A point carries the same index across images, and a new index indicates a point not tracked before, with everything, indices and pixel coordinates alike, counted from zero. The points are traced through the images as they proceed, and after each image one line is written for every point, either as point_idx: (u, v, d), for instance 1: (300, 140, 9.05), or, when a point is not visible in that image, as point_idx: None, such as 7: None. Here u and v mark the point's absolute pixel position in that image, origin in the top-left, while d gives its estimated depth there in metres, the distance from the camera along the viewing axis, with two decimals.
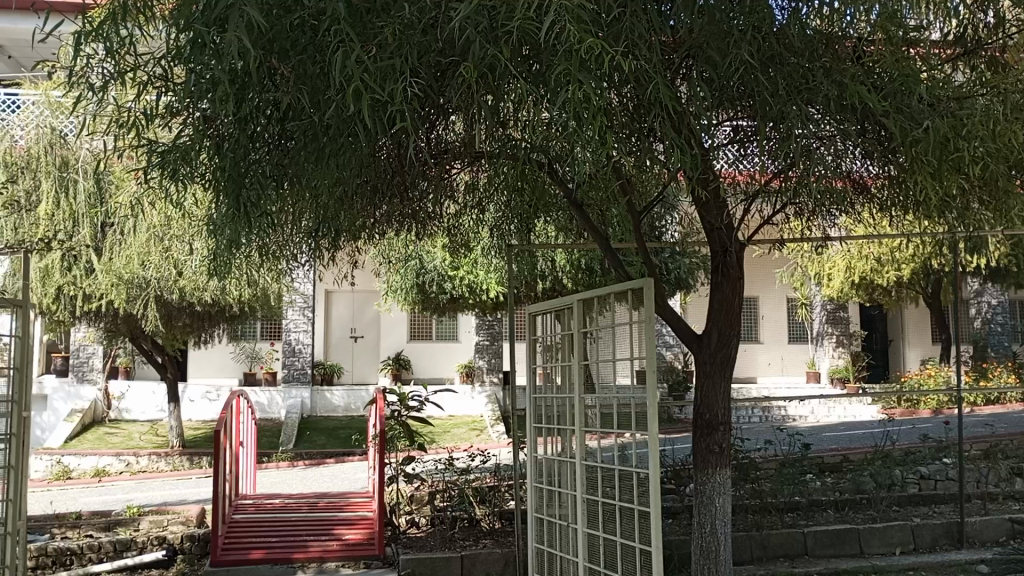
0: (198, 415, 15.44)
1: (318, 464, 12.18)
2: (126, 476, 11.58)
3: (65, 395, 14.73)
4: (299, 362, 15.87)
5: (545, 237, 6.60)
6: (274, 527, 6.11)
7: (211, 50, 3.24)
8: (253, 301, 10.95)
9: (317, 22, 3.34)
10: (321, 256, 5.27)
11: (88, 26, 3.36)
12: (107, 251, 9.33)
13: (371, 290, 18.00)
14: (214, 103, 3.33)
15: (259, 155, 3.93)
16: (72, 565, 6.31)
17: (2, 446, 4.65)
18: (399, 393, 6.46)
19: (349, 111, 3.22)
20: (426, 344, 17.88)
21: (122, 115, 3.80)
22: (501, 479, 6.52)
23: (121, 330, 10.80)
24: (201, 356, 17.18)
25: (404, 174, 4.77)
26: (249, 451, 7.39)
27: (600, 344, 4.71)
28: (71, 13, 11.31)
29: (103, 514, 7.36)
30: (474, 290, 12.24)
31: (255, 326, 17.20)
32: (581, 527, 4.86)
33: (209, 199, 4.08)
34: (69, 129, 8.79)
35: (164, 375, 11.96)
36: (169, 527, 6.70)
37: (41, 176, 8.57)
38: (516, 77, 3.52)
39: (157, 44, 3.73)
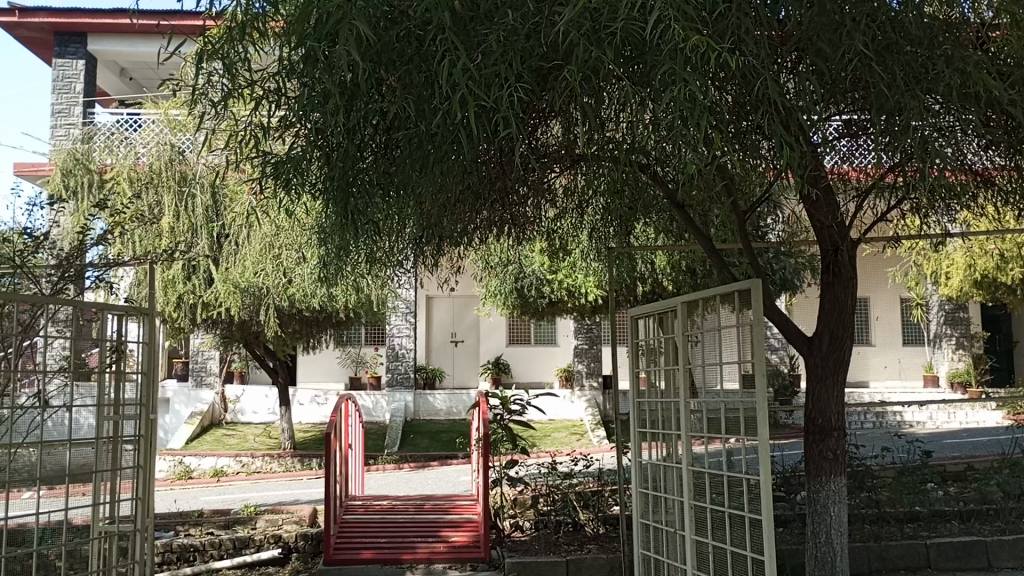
0: (307, 417, 15.97)
1: (423, 467, 12.41)
2: (243, 477, 12.11)
3: (186, 398, 15.44)
4: (403, 366, 16.20)
5: (646, 239, 6.52)
6: (382, 528, 6.24)
7: (324, 64, 3.34)
8: (359, 307, 11.27)
9: (423, 33, 3.41)
10: (424, 262, 5.35)
11: (209, 45, 3.53)
12: (223, 261, 9.74)
13: (470, 294, 18.22)
14: (326, 116, 3.43)
15: (367, 164, 4.03)
16: (195, 561, 6.56)
17: (132, 446, 4.92)
18: (501, 397, 6.48)
19: (455, 118, 3.26)
20: (526, 347, 17.98)
21: (239, 129, 3.96)
22: (604, 484, 6.47)
23: (236, 337, 11.29)
24: (309, 361, 17.76)
25: (505, 179, 4.81)
26: (357, 454, 7.57)
27: (705, 347, 4.61)
28: (190, 33, 12.08)
29: (223, 513, 7.69)
30: (573, 293, 12.24)
31: (359, 332, 17.67)
32: (689, 534, 4.77)
33: (318, 207, 4.21)
34: (187, 146, 9.50)
35: (275, 379, 12.44)
36: (283, 526, 6.96)
37: (162, 192, 9.29)
38: (619, 77, 3.48)
39: (270, 60, 3.89)
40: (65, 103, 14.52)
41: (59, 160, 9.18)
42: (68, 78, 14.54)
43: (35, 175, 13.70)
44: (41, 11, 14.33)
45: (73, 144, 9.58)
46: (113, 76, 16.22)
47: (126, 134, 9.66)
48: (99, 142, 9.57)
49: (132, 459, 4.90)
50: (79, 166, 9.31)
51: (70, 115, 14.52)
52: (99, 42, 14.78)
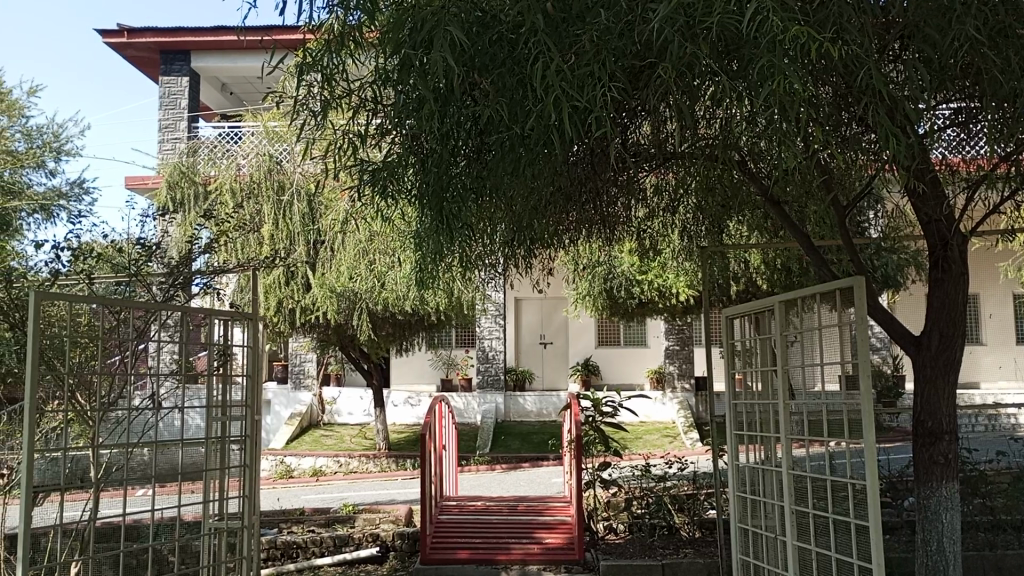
0: (400, 419, 16.28)
1: (514, 468, 12.49)
2: (340, 476, 12.44)
3: (285, 400, 15.94)
4: (493, 369, 16.37)
5: (739, 237, 6.39)
6: (476, 529, 6.29)
7: (419, 71, 3.39)
8: (450, 309, 11.43)
9: (515, 36, 3.42)
10: (516, 266, 5.36)
11: (310, 57, 3.65)
12: (319, 266, 10.03)
13: (559, 296, 18.25)
14: (421, 122, 3.48)
15: (460, 169, 4.06)
16: (298, 557, 6.77)
17: (239, 446, 5.10)
18: (592, 399, 6.43)
19: (548, 120, 3.25)
20: (615, 349, 17.88)
21: (339, 139, 4.07)
22: (700, 487, 6.38)
23: (333, 340, 11.61)
24: (402, 363, 18.12)
25: (596, 180, 4.77)
26: (451, 454, 7.67)
27: (805, 347, 4.47)
28: (288, 48, 12.53)
29: (323, 511, 7.91)
30: (664, 294, 12.11)
31: (449, 334, 17.91)
32: (790, 540, 4.63)
33: (412, 212, 4.27)
34: (283, 155, 9.86)
35: (370, 381, 12.73)
36: (381, 525, 7.12)
37: (261, 200, 9.64)
38: (714, 73, 3.41)
39: (367, 70, 3.98)
40: (170, 118, 15.25)
41: (166, 173, 9.88)
42: (173, 95, 15.27)
43: (145, 187, 14.46)
44: (147, 31, 15.08)
45: (179, 157, 10.11)
46: (215, 92, 16.98)
47: (228, 146, 10.10)
48: (202, 155, 10.08)
49: (239, 458, 5.09)
50: (185, 178, 9.91)
51: (176, 130, 15.26)
52: (201, 59, 15.45)
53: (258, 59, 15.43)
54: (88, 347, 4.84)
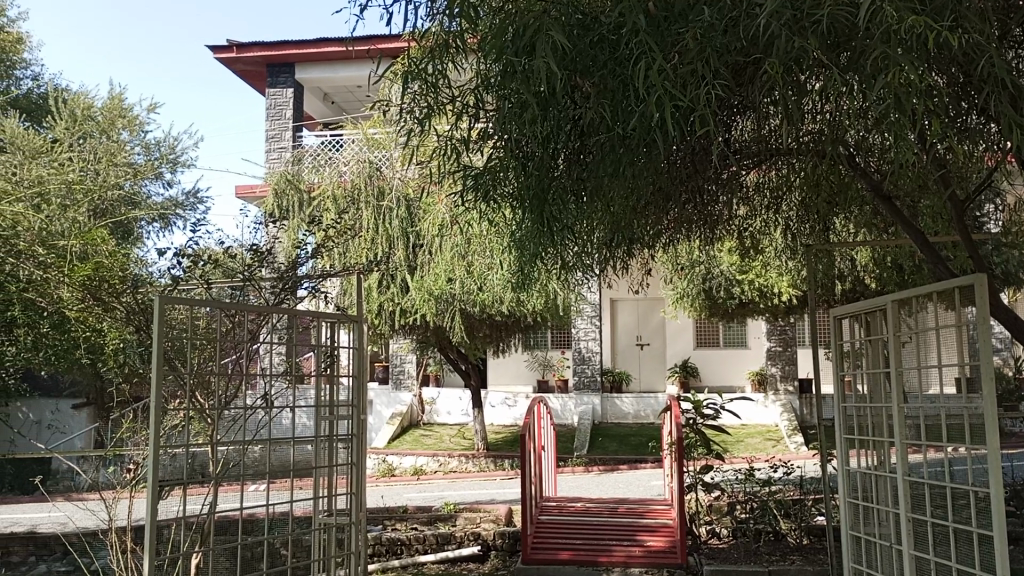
0: (498, 419, 16.42)
1: (612, 470, 12.44)
2: (440, 476, 12.66)
3: (387, 400, 16.30)
4: (589, 370, 16.27)
5: (846, 235, 6.18)
6: (577, 531, 6.28)
7: (521, 75, 3.39)
8: (546, 311, 11.47)
9: (616, 37, 3.38)
10: (615, 268, 5.30)
11: (415, 65, 3.72)
12: (418, 269, 10.22)
13: (656, 297, 18.03)
14: (523, 126, 3.48)
15: (560, 171, 4.04)
16: (403, 554, 6.92)
17: (346, 444, 5.26)
18: (693, 401, 6.30)
19: (651, 120, 3.20)
20: (714, 350, 17.60)
21: (442, 146, 4.11)
22: (807, 493, 6.29)
23: (431, 341, 11.83)
24: (499, 365, 18.27)
25: (696, 179, 4.67)
26: (549, 455, 7.68)
27: (921, 348, 4.28)
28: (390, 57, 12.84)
29: (425, 509, 8.07)
30: (765, 294, 11.80)
31: (545, 335, 17.97)
32: (906, 549, 4.45)
33: (513, 215, 4.28)
34: (383, 162, 10.06)
35: (468, 382, 12.89)
36: (481, 524, 7.22)
37: (362, 206, 9.87)
38: (823, 66, 3.28)
39: (467, 76, 4.02)
40: (277, 129, 15.86)
41: (273, 182, 10.25)
42: (279, 106, 15.86)
43: (254, 196, 15.11)
44: (255, 45, 15.68)
45: (285, 166, 10.49)
46: (317, 102, 17.52)
47: (331, 154, 10.40)
48: (307, 164, 10.42)
49: (346, 457, 5.25)
50: (291, 185, 10.26)
51: (281, 140, 15.84)
52: (305, 71, 15.98)
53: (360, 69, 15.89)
54: (206, 348, 5.05)
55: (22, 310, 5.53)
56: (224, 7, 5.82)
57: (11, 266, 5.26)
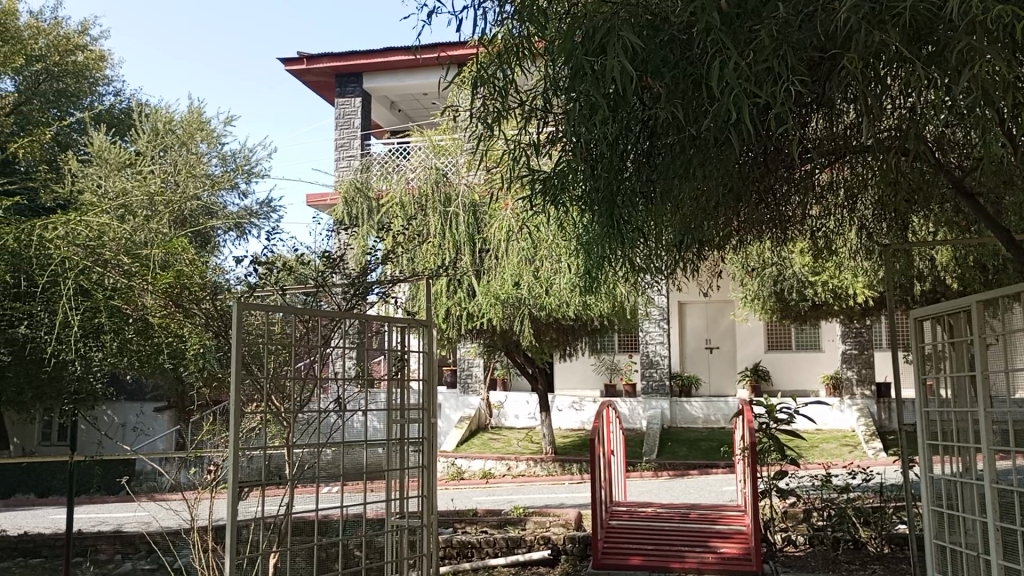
0: (565, 423, 16.38)
1: (682, 475, 12.29)
2: (509, 480, 12.69)
3: (454, 404, 16.39)
4: (658, 374, 16.09)
5: (925, 233, 5.98)
6: (649, 537, 6.21)
7: (591, 77, 3.36)
8: (613, 314, 11.40)
9: (687, 37, 3.33)
10: (684, 271, 5.22)
11: (484, 71, 3.73)
12: (484, 274, 10.28)
13: (725, 299, 17.77)
14: (593, 130, 3.45)
15: (630, 173, 4.00)
16: (473, 557, 6.96)
17: (417, 447, 5.31)
18: (766, 405, 6.18)
19: (725, 119, 3.14)
20: (787, 354, 17.23)
21: (511, 150, 4.11)
22: (887, 500, 6.12)
23: (499, 345, 11.88)
24: (566, 369, 18.22)
25: (767, 179, 4.56)
26: (619, 459, 7.61)
27: (1007, 350, 4.11)
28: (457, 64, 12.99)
29: (495, 512, 8.10)
30: (840, 296, 11.49)
31: (612, 339, 17.87)
32: (994, 560, 4.25)
33: (581, 219, 4.25)
34: (450, 168, 10.16)
35: (535, 385, 12.91)
36: (551, 528, 7.22)
37: (429, 212, 9.95)
38: (904, 60, 3.18)
39: (535, 80, 4.01)
40: (346, 137, 16.13)
41: (343, 191, 10.43)
42: (348, 115, 16.22)
43: (324, 204, 15.44)
44: (325, 57, 16.06)
45: (354, 174, 10.66)
46: (385, 110, 17.82)
47: (398, 162, 10.56)
48: (375, 171, 10.59)
49: (417, 460, 5.31)
50: (360, 194, 10.42)
51: (350, 149, 16.09)
52: (373, 80, 16.23)
53: (427, 77, 16.12)
54: (281, 353, 5.17)
55: (108, 317, 5.72)
56: (296, 21, 5.95)
57: (98, 275, 5.46)
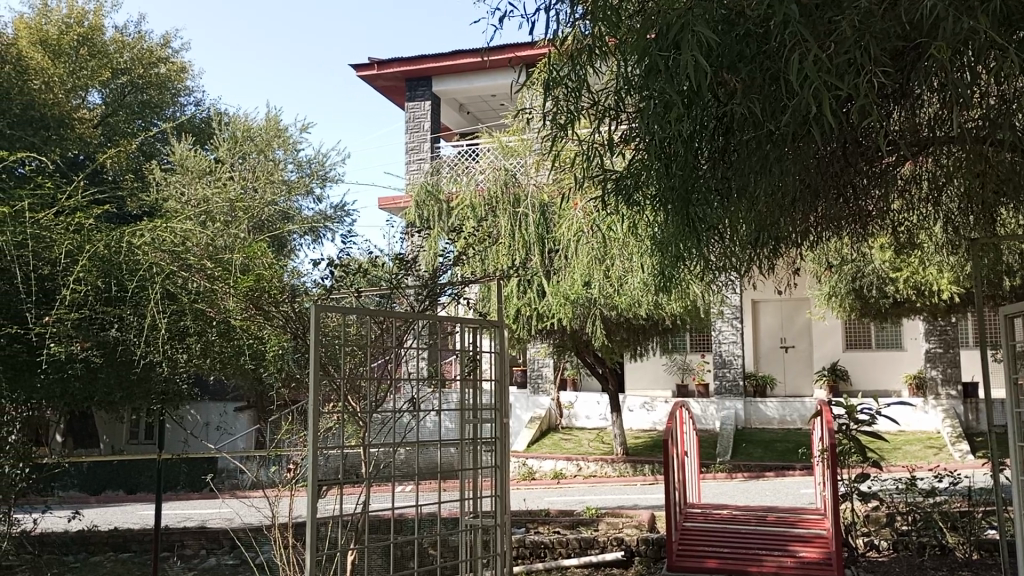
0: (636, 424, 16.25)
1: (758, 477, 12.08)
2: (580, 480, 12.68)
3: (525, 403, 16.47)
4: (731, 373, 15.81)
5: (1016, 226, 5.74)
6: (726, 539, 6.11)
7: (665, 74, 3.32)
8: (685, 314, 11.28)
9: (764, 30, 3.26)
10: (760, 270, 5.11)
11: (555, 72, 3.74)
12: (554, 274, 10.29)
13: (802, 297, 17.38)
14: (667, 128, 3.41)
15: (704, 171, 3.94)
16: (546, 557, 6.98)
17: (490, 448, 5.31)
18: (847, 406, 6.03)
19: (805, 113, 3.06)
20: (866, 353, 16.74)
21: (585, 149, 4.10)
22: (976, 505, 5.90)
23: (569, 345, 11.89)
24: (637, 369, 18.08)
25: (846, 173, 4.43)
26: (693, 460, 7.51)
27: None
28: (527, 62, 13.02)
29: (567, 513, 8.10)
30: (922, 292, 11.11)
31: (684, 338, 17.67)
32: None
33: (655, 218, 4.21)
34: (519, 169, 10.20)
35: (606, 385, 12.85)
36: (624, 529, 7.18)
37: (499, 213, 9.99)
38: (995, 48, 3.05)
39: (606, 78, 4.01)
40: (416, 141, 16.33)
41: (415, 194, 10.57)
42: (418, 119, 16.39)
43: (396, 207, 15.69)
44: (395, 61, 16.31)
45: (425, 177, 10.77)
46: (454, 112, 17.99)
47: (468, 164, 10.64)
48: (445, 174, 10.68)
49: (490, 460, 5.31)
50: (431, 197, 10.54)
51: (420, 152, 16.28)
52: (442, 83, 16.43)
53: (496, 78, 16.23)
54: (358, 353, 5.28)
55: (193, 320, 5.89)
56: (370, 28, 6.07)
57: (184, 280, 5.71)
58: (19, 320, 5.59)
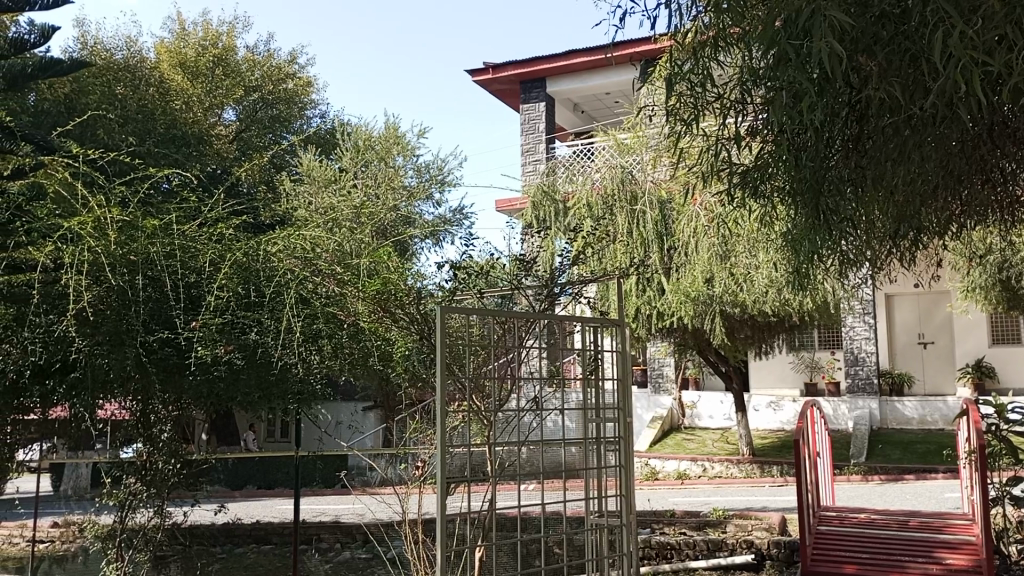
0: (763, 424, 15.78)
1: (895, 480, 11.51)
2: (705, 481, 12.45)
3: (646, 403, 16.30)
4: (864, 372, 15.19)
5: None
6: (865, 544, 5.85)
7: (795, 62, 3.22)
8: (813, 310, 10.87)
9: (901, 10, 3.11)
10: (898, 265, 4.85)
11: (677, 68, 3.70)
12: (674, 272, 10.16)
13: (941, 290, 16.44)
14: (799, 117, 3.30)
15: (835, 162, 3.80)
16: (672, 558, 6.95)
17: (614, 447, 5.26)
18: (996, 404, 5.64)
19: (950, 94, 2.89)
20: (1014, 348, 15.64)
21: (710, 143, 4.01)
22: None
23: (691, 343, 11.69)
24: (762, 367, 17.54)
25: (995, 158, 4.15)
26: (826, 461, 7.24)
27: None
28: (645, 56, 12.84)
29: (694, 514, 7.95)
30: None
31: (812, 335, 17.02)
32: None
33: (785, 211, 4.06)
34: (635, 167, 10.10)
35: (730, 384, 12.52)
36: (754, 532, 7.00)
37: (616, 211, 9.93)
38: None
39: (730, 71, 3.92)
40: (531, 142, 16.48)
41: (532, 195, 10.60)
42: (533, 120, 16.51)
43: (513, 209, 15.88)
44: (509, 65, 16.47)
45: (541, 178, 10.83)
46: (568, 112, 18.01)
47: (583, 164, 10.58)
48: (561, 174, 10.67)
49: (615, 459, 5.26)
50: (547, 197, 10.56)
51: (536, 153, 16.39)
52: (556, 84, 16.48)
53: (609, 75, 16.13)
54: (482, 352, 5.38)
55: (325, 322, 6.23)
56: (484, 34, 6.13)
57: (316, 284, 6.16)
58: (168, 325, 5.88)
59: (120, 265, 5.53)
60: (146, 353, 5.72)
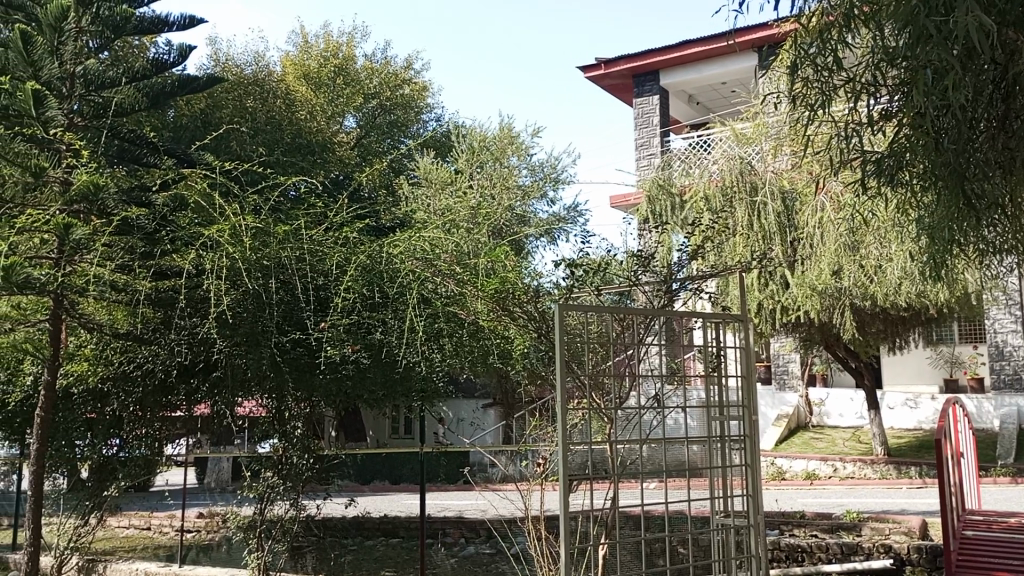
0: (898, 423, 14.97)
1: None
2: (836, 482, 11.99)
3: (771, 401, 15.77)
4: (1011, 367, 14.14)
5: None
6: (1016, 550, 5.45)
7: (934, 39, 3.05)
8: (953, 302, 10.27)
9: None
10: None
11: (803, 51, 3.57)
12: (799, 264, 9.76)
13: None
14: (938, 96, 3.12)
15: (979, 144, 3.56)
16: (804, 561, 6.75)
17: (739, 446, 5.10)
18: None
19: None
20: None
21: (838, 130, 3.84)
22: None
23: (818, 338, 11.26)
24: (896, 363, 16.71)
25: None
26: (970, 461, 6.80)
27: None
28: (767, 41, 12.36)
29: (825, 516, 7.64)
30: None
31: (951, 328, 16.07)
32: None
33: (923, 199, 3.83)
34: (756, 157, 9.88)
35: (861, 381, 11.95)
36: (892, 536, 6.67)
37: (736, 203, 9.69)
38: None
39: (861, 52, 3.74)
40: (645, 136, 16.23)
41: (647, 189, 10.44)
42: (646, 114, 16.26)
43: (628, 204, 15.69)
44: (621, 59, 16.31)
45: (657, 172, 10.68)
46: (682, 104, 17.69)
47: (700, 156, 10.37)
48: (677, 167, 10.47)
49: (740, 458, 5.09)
50: (663, 191, 10.38)
51: (650, 147, 16.12)
52: (670, 76, 16.21)
53: (726, 65, 15.76)
54: (601, 350, 5.37)
55: (446, 321, 6.32)
56: (600, 29, 6.11)
57: (436, 285, 6.31)
58: (300, 326, 6.17)
59: (255, 269, 5.86)
60: (280, 353, 6.05)
